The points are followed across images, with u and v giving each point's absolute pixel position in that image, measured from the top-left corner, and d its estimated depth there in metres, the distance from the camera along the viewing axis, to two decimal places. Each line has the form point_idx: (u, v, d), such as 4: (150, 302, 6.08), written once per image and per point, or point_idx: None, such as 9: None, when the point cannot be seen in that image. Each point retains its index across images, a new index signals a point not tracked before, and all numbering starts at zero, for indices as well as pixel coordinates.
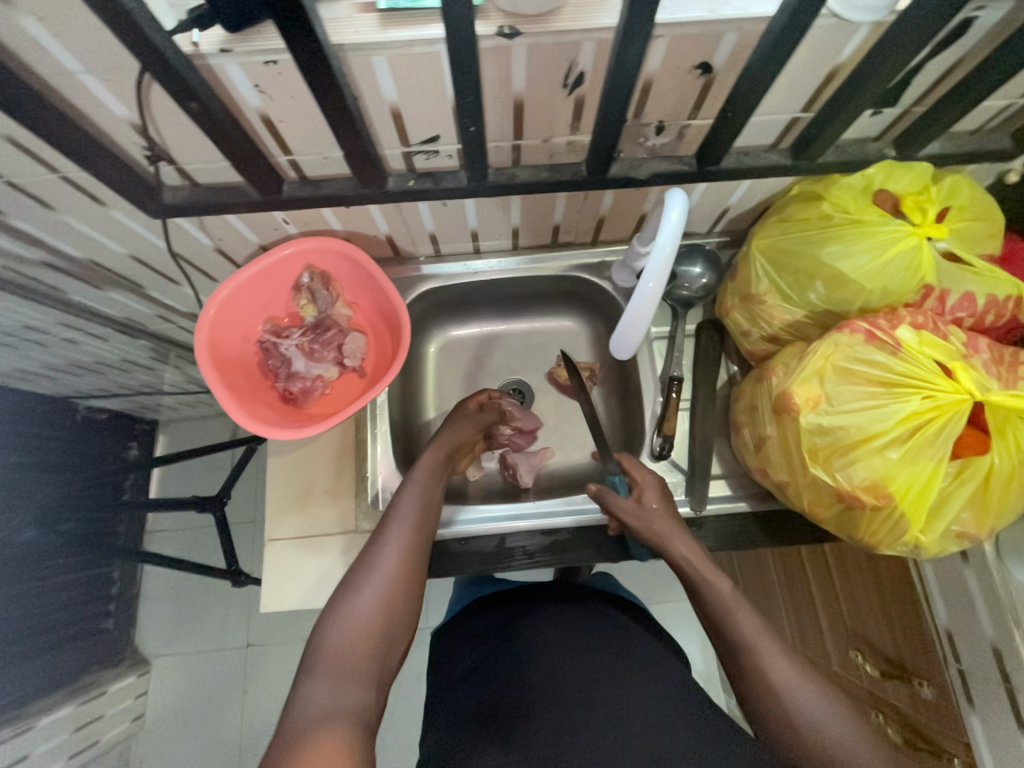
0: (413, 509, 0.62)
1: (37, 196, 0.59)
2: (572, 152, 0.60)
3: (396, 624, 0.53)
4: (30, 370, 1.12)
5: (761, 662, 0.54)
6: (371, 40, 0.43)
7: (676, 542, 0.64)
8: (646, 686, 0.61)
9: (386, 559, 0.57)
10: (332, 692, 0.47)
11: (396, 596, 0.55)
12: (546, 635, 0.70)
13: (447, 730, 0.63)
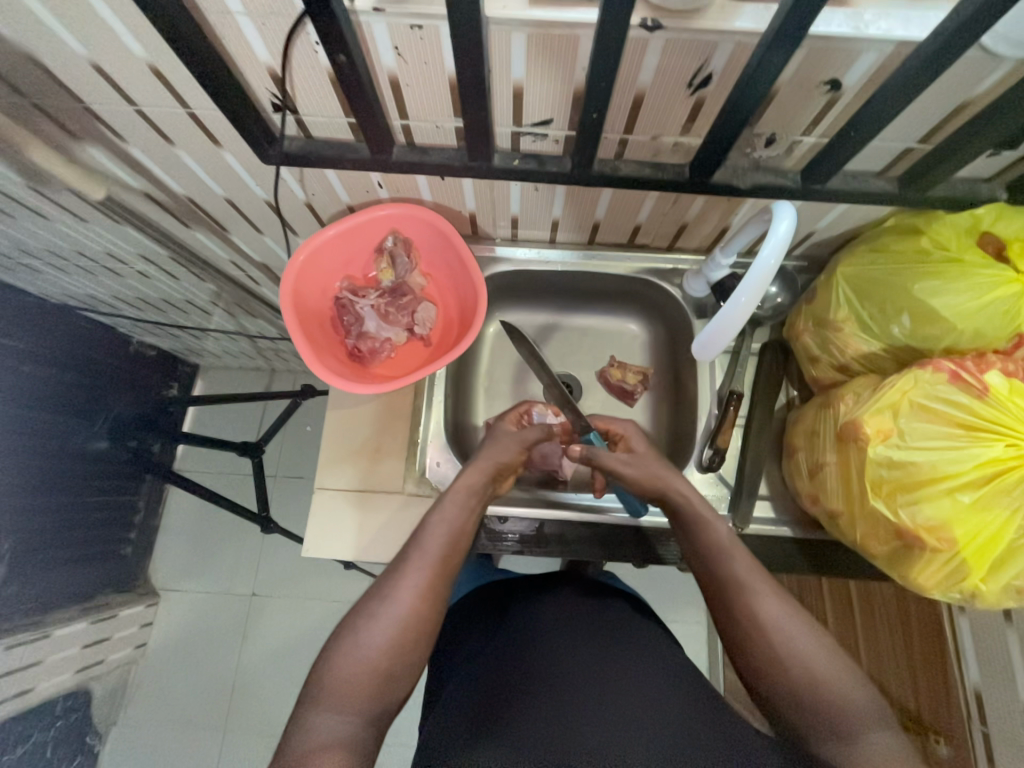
0: (438, 547, 0.59)
1: (159, 127, 0.62)
2: (676, 153, 0.60)
3: (404, 664, 0.53)
4: (100, 296, 1.17)
5: (755, 607, 0.56)
6: (518, 16, 0.44)
7: (674, 484, 0.65)
8: (647, 679, 0.62)
9: (401, 596, 0.55)
10: (336, 724, 0.48)
11: (407, 637, 0.53)
12: (551, 623, 0.71)
13: (448, 714, 0.64)
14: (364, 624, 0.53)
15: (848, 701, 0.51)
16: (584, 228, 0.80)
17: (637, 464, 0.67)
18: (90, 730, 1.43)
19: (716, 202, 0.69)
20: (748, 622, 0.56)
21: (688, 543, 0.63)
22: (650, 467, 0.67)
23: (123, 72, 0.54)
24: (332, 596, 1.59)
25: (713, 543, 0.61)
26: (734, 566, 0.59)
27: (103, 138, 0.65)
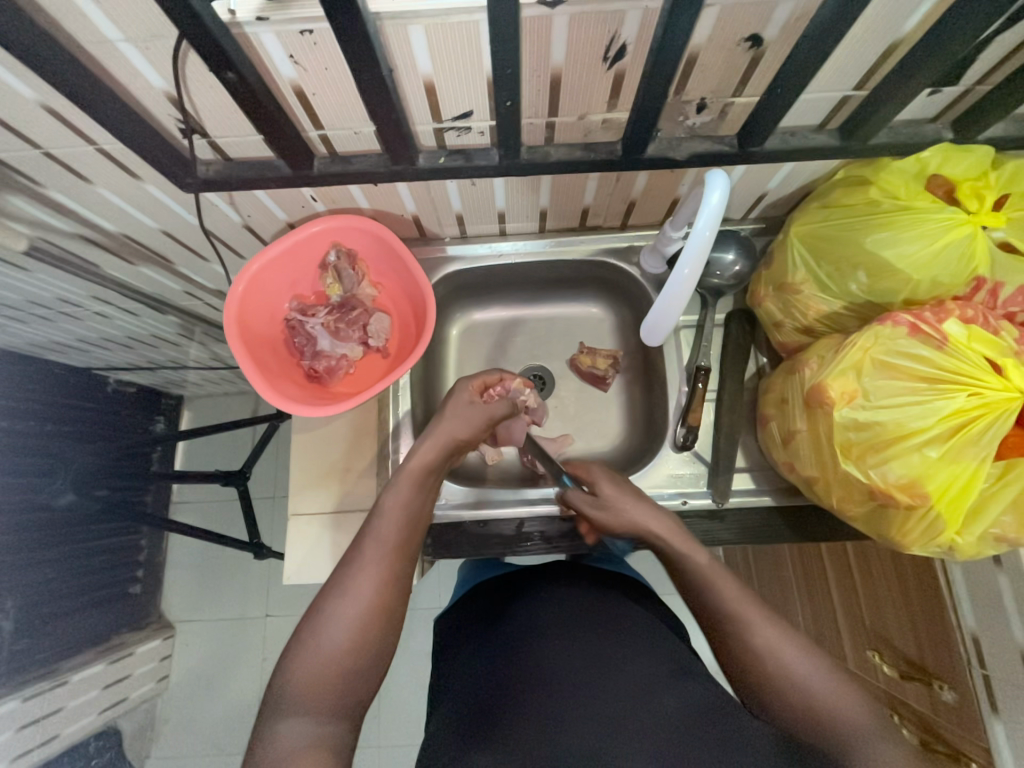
0: (392, 533, 0.58)
1: (74, 168, 0.60)
2: (608, 130, 0.58)
3: (370, 660, 0.52)
4: (64, 342, 1.15)
5: (749, 636, 0.56)
6: (408, 8, 0.42)
7: (648, 523, 0.64)
8: (635, 671, 0.60)
9: (359, 592, 0.54)
10: (305, 730, 0.48)
11: (369, 632, 0.52)
12: (538, 621, 0.70)
13: (441, 728, 0.62)
14: (322, 629, 0.52)
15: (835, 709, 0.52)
16: (533, 216, 0.78)
17: (605, 509, 0.65)
18: (123, 766, 1.46)
19: (660, 174, 0.67)
20: (768, 670, 0.55)
21: (695, 602, 0.60)
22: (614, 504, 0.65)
23: (20, 116, 0.52)
24: None
25: (723, 602, 0.58)
26: (750, 619, 0.57)
27: (21, 185, 0.63)
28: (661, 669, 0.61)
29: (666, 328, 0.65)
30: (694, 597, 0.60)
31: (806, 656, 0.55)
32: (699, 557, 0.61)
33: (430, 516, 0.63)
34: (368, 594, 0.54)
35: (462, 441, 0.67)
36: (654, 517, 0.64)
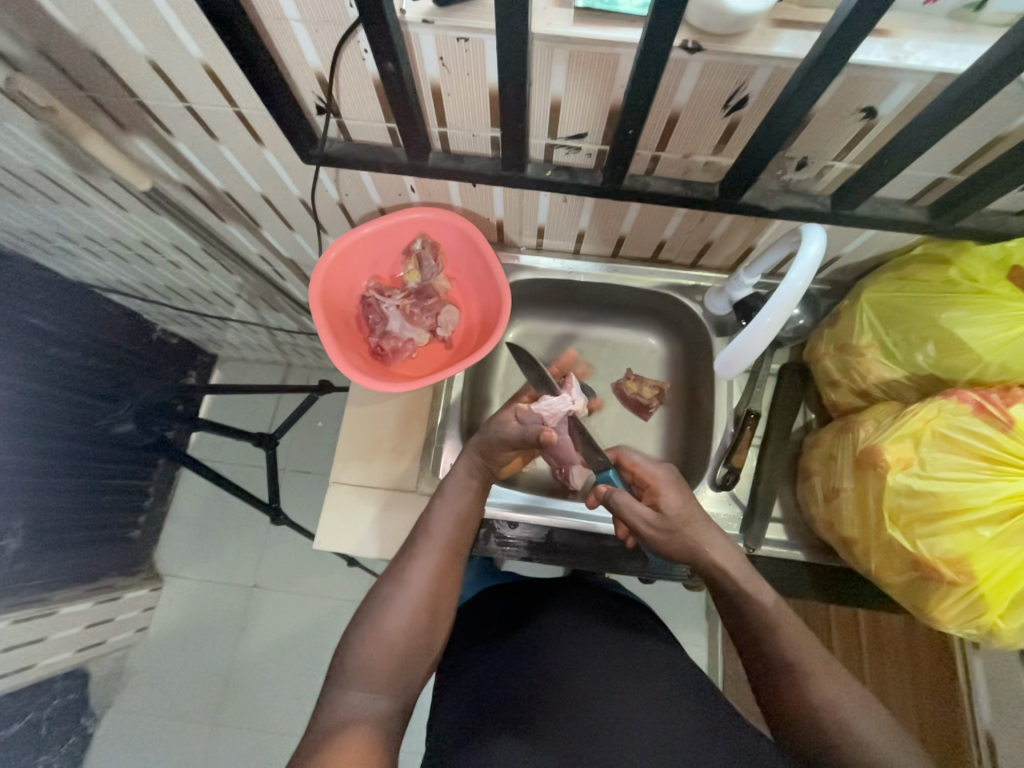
0: (445, 533, 0.62)
1: (207, 124, 0.65)
2: (707, 172, 0.61)
3: (420, 643, 0.58)
4: (130, 283, 1.20)
5: (808, 687, 0.56)
6: (562, 32, 0.46)
7: (715, 552, 0.61)
8: (659, 691, 0.63)
9: (413, 583, 0.59)
10: (363, 701, 0.54)
11: (420, 620, 0.58)
12: (564, 628, 0.71)
13: (465, 714, 0.65)
14: (380, 614, 0.57)
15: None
16: (608, 241, 0.81)
17: (670, 532, 0.61)
18: (86, 711, 1.44)
19: (743, 221, 0.70)
20: (822, 724, 0.54)
21: (754, 644, 0.60)
22: (675, 528, 0.61)
23: (179, 70, 0.57)
24: (333, 592, 1.60)
25: (784, 652, 0.58)
26: (812, 676, 0.56)
27: (152, 132, 0.68)
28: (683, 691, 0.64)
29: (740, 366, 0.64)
30: (755, 641, 0.59)
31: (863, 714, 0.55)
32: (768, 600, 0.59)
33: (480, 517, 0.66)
34: (419, 586, 0.58)
35: (494, 464, 0.66)
36: (716, 547, 0.61)
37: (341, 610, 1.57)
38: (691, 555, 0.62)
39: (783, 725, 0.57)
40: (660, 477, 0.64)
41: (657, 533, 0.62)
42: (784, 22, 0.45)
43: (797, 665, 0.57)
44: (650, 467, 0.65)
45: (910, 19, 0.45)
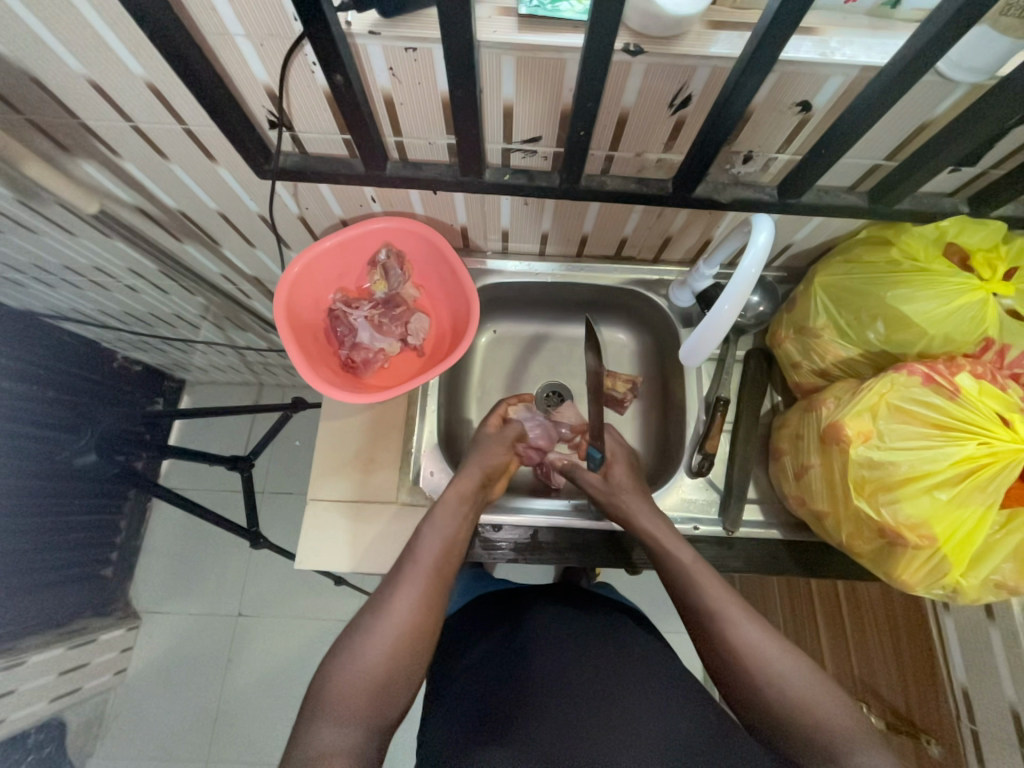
0: (431, 556, 0.63)
1: (156, 143, 0.63)
2: (660, 169, 0.63)
3: (402, 679, 0.55)
4: (85, 309, 1.16)
5: (730, 636, 0.58)
6: (508, 39, 0.47)
7: (643, 520, 0.68)
8: (653, 685, 0.66)
9: (397, 608, 0.58)
10: (336, 737, 0.49)
11: (403, 648, 0.56)
12: (559, 633, 0.73)
13: (457, 719, 0.65)
14: (361, 643, 0.55)
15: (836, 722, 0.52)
16: (572, 241, 0.82)
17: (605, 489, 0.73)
18: (63, 764, 1.37)
19: (699, 215, 0.72)
20: (749, 673, 0.56)
21: (681, 607, 0.63)
22: (615, 494, 0.72)
23: (121, 90, 0.55)
24: (322, 614, 1.56)
25: (705, 606, 0.60)
26: (732, 623, 0.58)
27: (98, 153, 0.66)
28: (675, 684, 0.67)
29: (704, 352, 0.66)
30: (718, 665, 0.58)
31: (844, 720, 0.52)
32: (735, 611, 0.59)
33: (467, 540, 0.67)
34: (404, 608, 0.57)
35: (488, 475, 0.72)
36: (645, 514, 0.69)
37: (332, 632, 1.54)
38: (620, 520, 0.70)
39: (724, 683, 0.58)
40: (617, 452, 0.76)
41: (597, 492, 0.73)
42: (717, 22, 0.47)
43: (745, 654, 0.56)
44: (612, 444, 0.78)
45: (835, 16, 0.48)
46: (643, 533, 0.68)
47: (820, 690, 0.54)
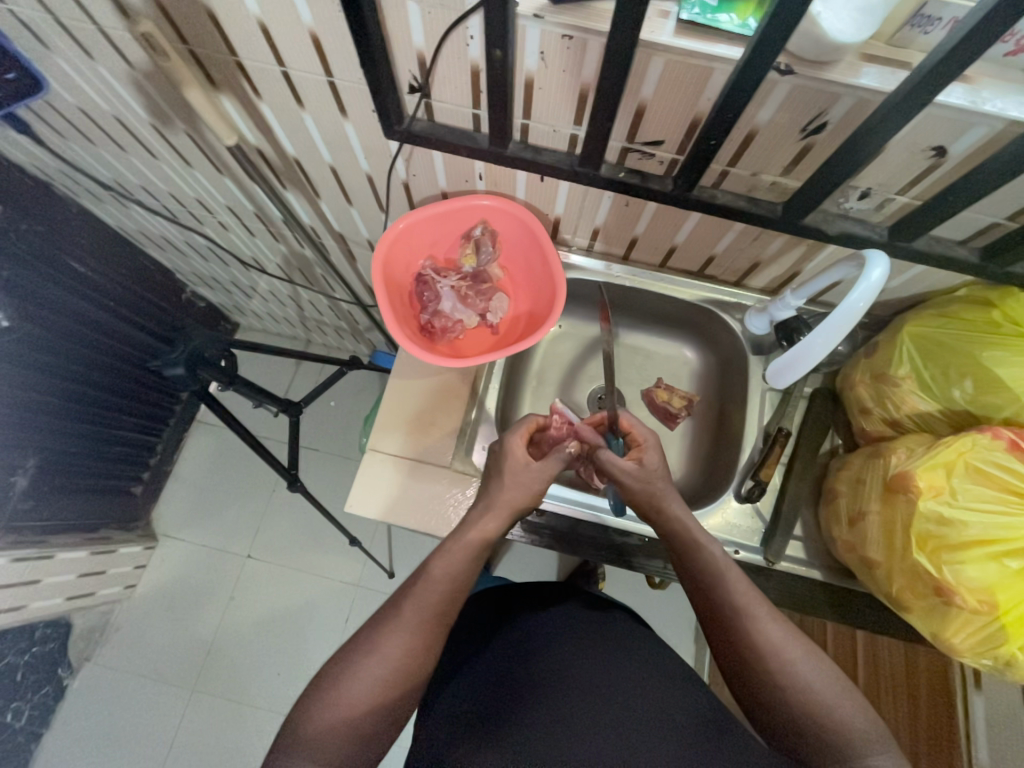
0: (432, 603, 0.59)
1: (297, 90, 0.67)
2: (772, 191, 0.64)
3: (384, 721, 0.55)
4: (174, 236, 1.22)
5: (754, 630, 0.58)
6: (664, 40, 0.48)
7: (674, 504, 0.65)
8: (640, 681, 0.68)
9: (388, 651, 0.56)
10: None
11: (391, 691, 0.55)
12: (548, 631, 0.76)
13: (449, 716, 0.68)
14: (349, 681, 0.55)
15: (846, 721, 0.54)
16: (659, 250, 0.83)
17: (641, 477, 0.66)
18: (62, 663, 1.42)
19: (796, 245, 0.72)
20: (770, 669, 0.56)
21: (702, 598, 0.62)
22: (651, 481, 0.66)
23: (284, 34, 0.59)
24: (326, 573, 1.59)
25: (732, 600, 0.59)
26: (756, 619, 0.58)
27: (240, 92, 0.71)
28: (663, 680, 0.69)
29: (793, 374, 0.72)
30: (736, 667, 0.58)
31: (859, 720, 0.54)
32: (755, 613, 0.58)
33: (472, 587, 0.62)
34: (394, 657, 0.55)
35: (519, 509, 0.64)
36: (682, 504, 0.65)
37: (334, 592, 1.57)
38: (656, 508, 0.65)
39: (739, 674, 0.58)
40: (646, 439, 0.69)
41: (635, 482, 0.66)
42: (870, 56, 0.48)
43: (767, 649, 0.57)
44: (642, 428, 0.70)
45: (990, 68, 0.48)
46: (676, 521, 0.64)
47: (835, 690, 0.55)
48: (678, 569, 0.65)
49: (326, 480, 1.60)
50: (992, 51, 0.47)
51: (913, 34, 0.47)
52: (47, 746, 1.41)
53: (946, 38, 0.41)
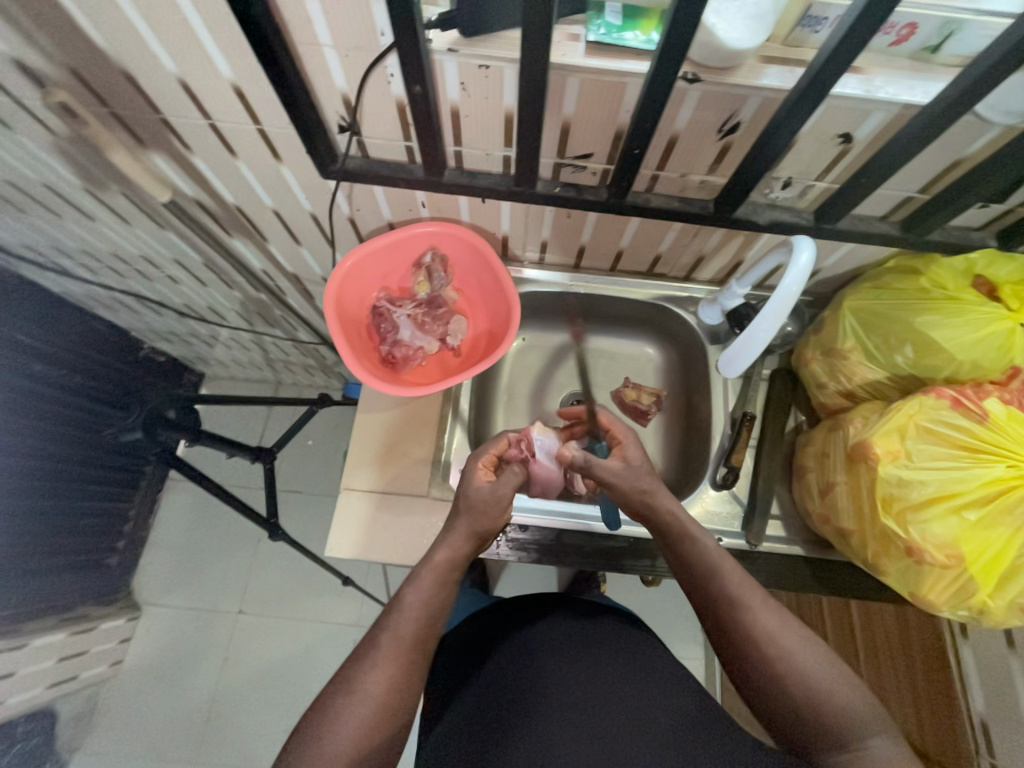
0: (411, 632, 0.58)
1: (227, 141, 0.67)
2: (702, 190, 0.67)
3: (372, 762, 0.53)
4: (123, 295, 1.19)
5: (753, 622, 0.59)
6: (575, 62, 0.50)
7: (664, 498, 0.67)
8: (634, 680, 0.68)
9: (370, 689, 0.55)
10: None
11: (375, 729, 0.54)
12: (532, 643, 0.74)
13: (448, 758, 0.66)
14: (331, 726, 0.53)
15: (850, 710, 0.54)
16: (607, 255, 0.85)
17: (626, 475, 0.67)
18: (49, 757, 1.33)
19: (734, 237, 0.75)
20: (771, 660, 0.57)
21: (702, 596, 0.63)
22: (639, 478, 0.67)
23: (206, 88, 0.59)
24: (322, 618, 1.54)
25: (730, 593, 0.61)
26: (754, 611, 0.60)
27: (171, 147, 0.70)
28: (651, 674, 0.69)
29: (743, 360, 0.73)
30: (741, 664, 0.59)
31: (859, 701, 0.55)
32: (751, 604, 0.60)
33: (451, 609, 0.62)
34: (374, 694, 0.54)
35: (482, 531, 0.64)
36: (670, 496, 0.67)
37: (333, 636, 1.52)
38: (648, 503, 0.67)
39: (743, 670, 0.60)
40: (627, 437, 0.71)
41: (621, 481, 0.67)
42: (768, 57, 0.51)
43: (766, 640, 0.58)
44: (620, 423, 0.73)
45: (878, 58, 0.51)
46: (668, 514, 0.66)
47: (835, 674, 0.56)
48: (678, 568, 0.66)
49: (312, 522, 1.56)
50: (877, 43, 0.50)
51: (804, 34, 0.50)
52: None
53: (831, 37, 0.44)
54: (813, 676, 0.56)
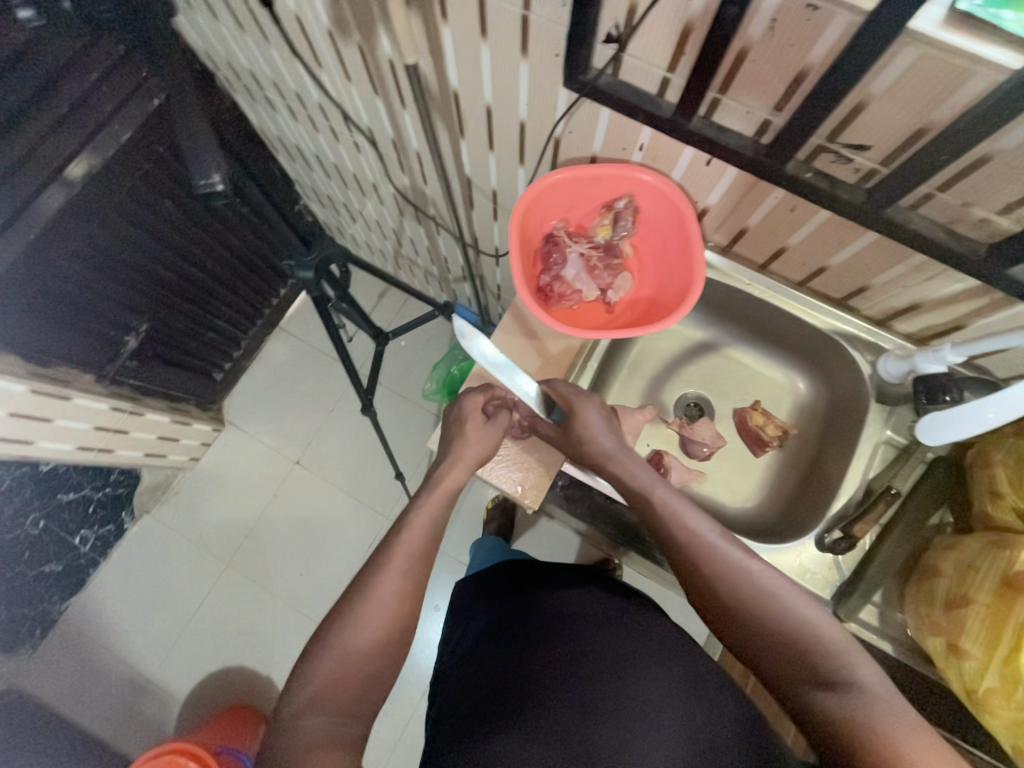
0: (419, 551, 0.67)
1: (485, 19, 0.65)
2: (975, 229, 0.57)
3: (387, 665, 0.61)
4: (309, 144, 1.25)
5: (786, 611, 0.58)
6: (925, 32, 0.42)
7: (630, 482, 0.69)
8: (664, 664, 0.70)
9: (382, 602, 0.62)
10: (326, 725, 0.56)
11: (393, 639, 0.62)
12: (561, 610, 0.79)
13: (466, 700, 0.73)
14: (351, 633, 0.60)
15: None
16: (804, 267, 0.77)
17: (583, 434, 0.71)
18: (127, 508, 1.60)
19: (973, 296, 0.65)
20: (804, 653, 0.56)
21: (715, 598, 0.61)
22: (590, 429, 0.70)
23: None
24: (363, 497, 1.67)
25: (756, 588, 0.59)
26: (788, 609, 0.58)
27: (428, 11, 0.69)
28: (659, 645, 0.73)
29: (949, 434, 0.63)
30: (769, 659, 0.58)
31: (920, 741, 0.49)
32: (733, 555, 0.61)
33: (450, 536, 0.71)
34: (389, 605, 0.62)
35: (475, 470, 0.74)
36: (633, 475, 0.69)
37: (367, 517, 1.66)
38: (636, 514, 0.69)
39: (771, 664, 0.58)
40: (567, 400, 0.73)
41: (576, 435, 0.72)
42: None
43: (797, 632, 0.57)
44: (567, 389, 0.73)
45: None
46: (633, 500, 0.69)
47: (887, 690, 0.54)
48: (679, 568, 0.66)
49: (380, 414, 1.67)
50: None
51: None
52: (102, 572, 1.59)
53: None
54: (811, 629, 0.57)
